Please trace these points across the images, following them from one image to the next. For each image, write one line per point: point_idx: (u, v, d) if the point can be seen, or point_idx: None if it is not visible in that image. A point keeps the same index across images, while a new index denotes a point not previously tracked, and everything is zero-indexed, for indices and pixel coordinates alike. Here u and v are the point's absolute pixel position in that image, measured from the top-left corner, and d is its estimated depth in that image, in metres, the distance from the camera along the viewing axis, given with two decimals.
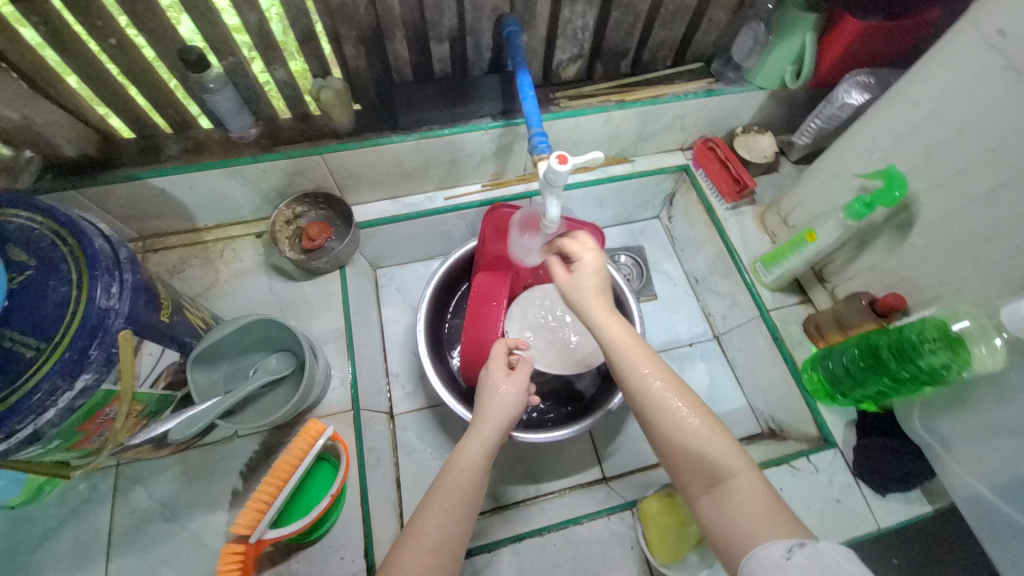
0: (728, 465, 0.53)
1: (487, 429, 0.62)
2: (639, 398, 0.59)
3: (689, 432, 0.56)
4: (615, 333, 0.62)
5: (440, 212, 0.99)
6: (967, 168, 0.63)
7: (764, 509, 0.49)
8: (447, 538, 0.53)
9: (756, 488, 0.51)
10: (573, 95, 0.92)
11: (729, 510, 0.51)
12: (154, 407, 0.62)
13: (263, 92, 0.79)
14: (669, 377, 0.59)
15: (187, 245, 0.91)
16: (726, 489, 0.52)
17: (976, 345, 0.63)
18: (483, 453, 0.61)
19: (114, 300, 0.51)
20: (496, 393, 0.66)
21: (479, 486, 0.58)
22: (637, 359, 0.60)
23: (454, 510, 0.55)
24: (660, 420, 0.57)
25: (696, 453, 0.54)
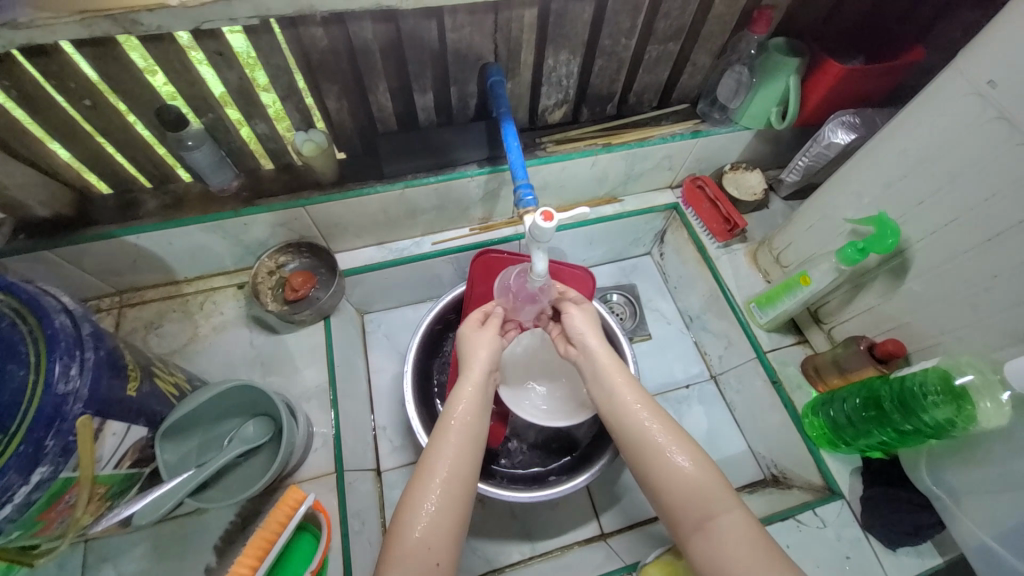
0: (718, 501, 0.52)
1: (466, 401, 0.62)
2: (631, 432, 0.59)
3: (678, 468, 0.55)
4: (609, 369, 0.65)
5: (427, 257, 0.97)
6: (961, 216, 0.62)
7: (754, 548, 0.49)
8: (458, 475, 0.56)
9: (746, 526, 0.51)
10: (560, 139, 0.91)
11: (718, 551, 0.50)
12: (120, 488, 0.58)
13: (245, 145, 0.78)
14: (658, 412, 0.60)
15: (166, 298, 0.89)
16: (715, 529, 0.51)
17: (981, 400, 0.59)
18: (480, 395, 0.63)
19: (74, 382, 0.48)
20: (478, 344, 0.68)
21: (479, 422, 0.61)
22: (631, 395, 0.62)
23: (461, 451, 0.57)
24: (648, 454, 0.57)
25: (686, 490, 0.54)
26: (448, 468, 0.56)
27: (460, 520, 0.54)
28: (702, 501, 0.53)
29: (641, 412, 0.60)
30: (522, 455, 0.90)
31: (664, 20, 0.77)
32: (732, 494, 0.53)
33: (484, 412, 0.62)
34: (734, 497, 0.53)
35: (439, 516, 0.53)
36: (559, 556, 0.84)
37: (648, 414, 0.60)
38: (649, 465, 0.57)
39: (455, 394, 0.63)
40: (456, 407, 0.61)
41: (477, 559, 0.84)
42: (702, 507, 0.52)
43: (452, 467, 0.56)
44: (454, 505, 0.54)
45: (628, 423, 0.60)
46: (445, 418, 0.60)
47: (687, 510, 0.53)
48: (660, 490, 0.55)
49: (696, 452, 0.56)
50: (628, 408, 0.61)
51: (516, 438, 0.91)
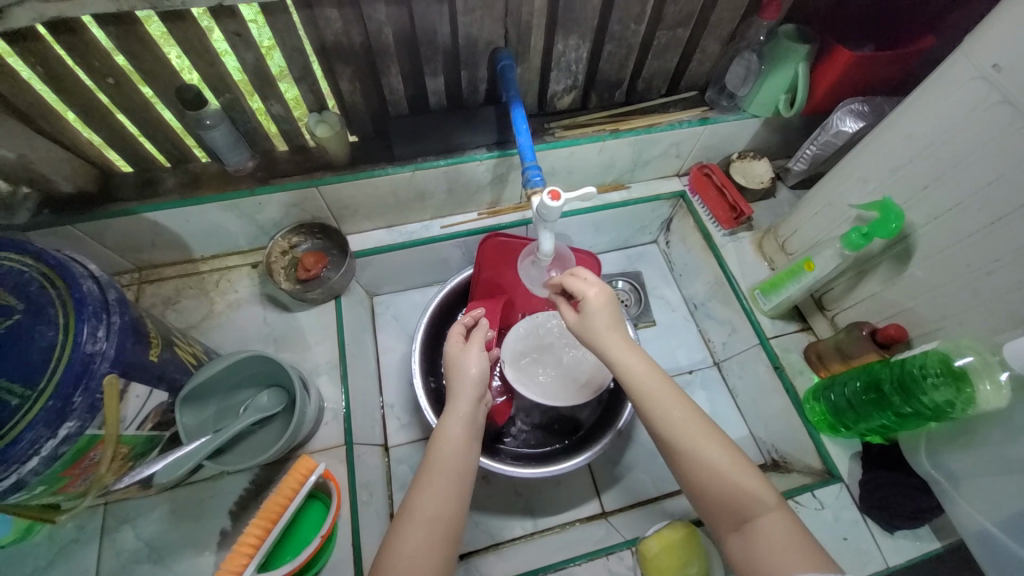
0: (757, 500, 0.54)
1: (452, 434, 0.63)
2: (663, 431, 0.58)
3: (716, 469, 0.55)
4: (633, 366, 0.61)
5: (436, 240, 0.99)
6: (965, 201, 0.62)
7: (794, 545, 0.50)
8: (440, 510, 0.57)
9: (786, 526, 0.52)
10: (568, 125, 0.92)
11: (758, 548, 0.51)
12: (140, 450, 0.61)
13: (260, 126, 0.80)
14: (689, 408, 0.59)
15: (183, 276, 0.91)
16: (755, 526, 0.53)
17: (981, 382, 0.60)
18: (467, 425, 0.65)
19: (101, 343, 0.51)
20: (462, 365, 0.70)
21: (465, 453, 0.62)
22: (662, 392, 0.59)
23: (446, 487, 0.58)
24: (684, 451, 0.57)
25: (723, 488, 0.54)
26: (433, 505, 0.57)
27: (444, 553, 0.55)
28: (740, 500, 0.54)
29: (675, 409, 0.58)
30: (527, 434, 0.92)
31: (673, 5, 0.77)
32: (773, 493, 0.54)
33: (470, 442, 0.64)
34: (776, 497, 0.54)
35: (421, 549, 0.54)
36: (561, 532, 0.86)
37: (681, 410, 0.58)
38: (685, 463, 0.57)
39: (442, 426, 0.64)
40: (446, 438, 0.62)
41: (481, 534, 0.86)
42: (742, 506, 0.54)
43: (437, 504, 0.57)
44: (435, 544, 0.55)
45: (661, 424, 0.58)
46: (435, 450, 0.62)
47: (725, 508, 0.54)
48: (697, 487, 0.56)
49: (730, 448, 0.57)
50: (661, 405, 0.58)
51: (521, 418, 0.93)
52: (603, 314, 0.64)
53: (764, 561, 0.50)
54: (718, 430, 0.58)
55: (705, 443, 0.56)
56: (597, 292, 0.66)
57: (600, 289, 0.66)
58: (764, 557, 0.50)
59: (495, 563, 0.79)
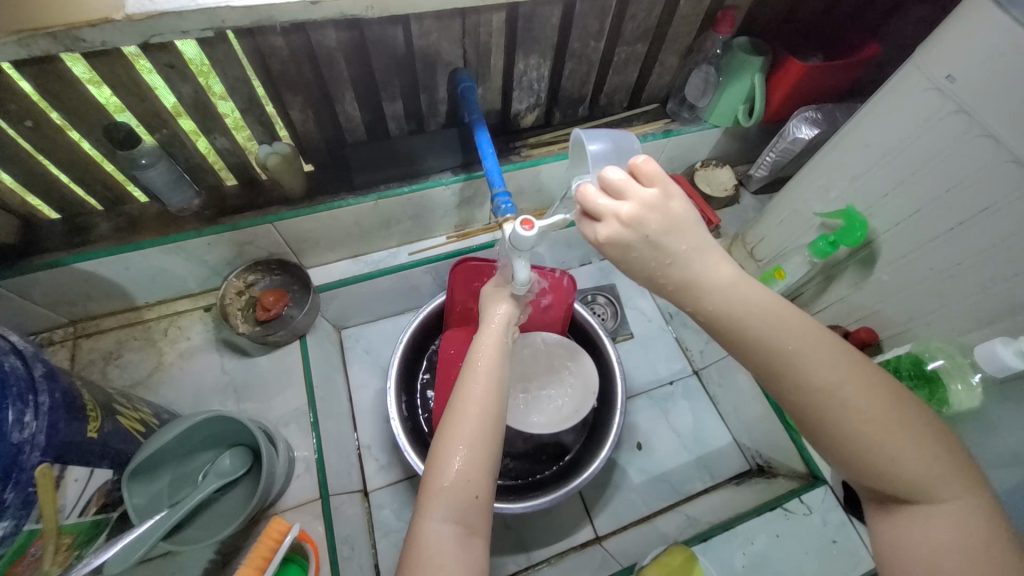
0: (937, 490, 0.44)
1: (484, 355, 0.59)
2: (834, 414, 0.45)
3: (893, 455, 0.44)
4: (789, 332, 0.46)
5: (404, 268, 0.95)
6: (925, 207, 0.64)
7: (974, 538, 0.42)
8: (489, 412, 0.54)
9: (969, 516, 0.43)
10: (534, 143, 0.90)
11: (922, 534, 0.44)
12: (86, 535, 0.54)
13: (205, 161, 0.74)
14: (871, 386, 0.45)
15: (126, 326, 0.83)
16: (915, 510, 0.45)
17: (953, 383, 0.62)
18: (501, 346, 0.62)
19: (30, 429, 0.44)
20: (491, 303, 0.68)
21: (504, 364, 0.60)
22: (832, 367, 0.45)
23: (490, 389, 0.56)
24: (852, 437, 0.44)
25: (892, 477, 0.44)
26: (478, 406, 0.54)
27: (490, 457, 0.53)
28: (916, 484, 0.44)
29: (853, 389, 0.45)
30: (515, 466, 0.89)
31: (631, 22, 0.77)
32: (953, 479, 0.44)
33: (505, 357, 0.61)
34: (961, 484, 0.44)
35: (468, 464, 0.51)
36: (556, 563, 0.83)
37: (851, 384, 0.45)
38: (853, 446, 0.44)
39: (478, 339, 0.62)
40: (481, 350, 0.60)
41: None
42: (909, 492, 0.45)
43: (482, 402, 0.54)
44: (485, 446, 0.53)
45: (831, 409, 0.44)
46: (470, 361, 0.59)
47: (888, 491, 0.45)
48: (860, 470, 0.45)
49: (915, 427, 0.45)
50: (839, 384, 0.45)
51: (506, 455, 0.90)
52: (636, 249, 0.47)
53: (928, 554, 0.43)
54: (902, 404, 0.45)
55: (889, 430, 0.44)
56: (626, 219, 0.47)
57: (636, 200, 0.46)
58: (933, 548, 0.43)
59: None
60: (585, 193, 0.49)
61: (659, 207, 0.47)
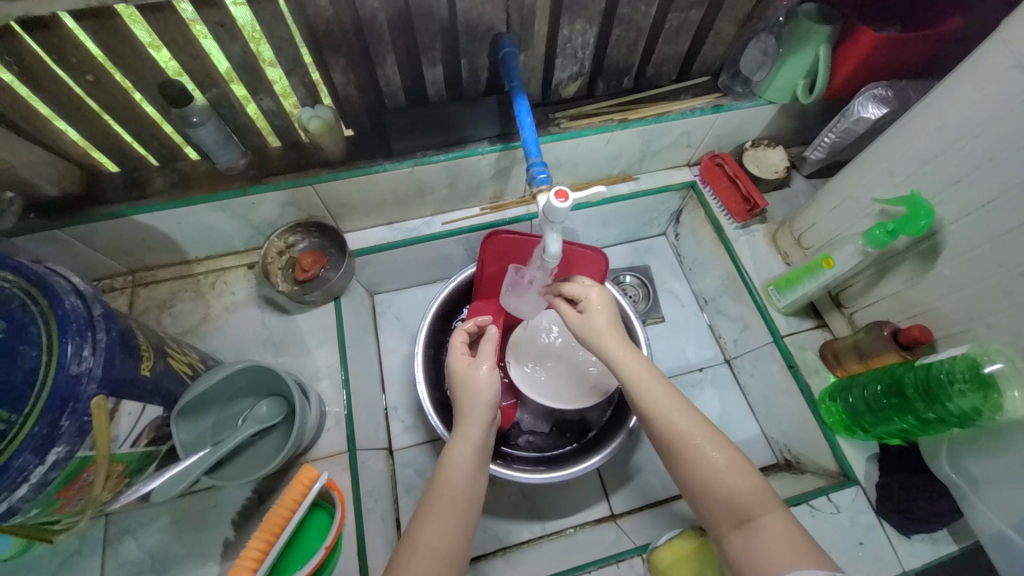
0: (755, 502, 0.53)
1: (455, 466, 0.60)
2: (660, 434, 0.58)
3: (712, 470, 0.55)
4: (633, 368, 0.61)
5: (437, 237, 0.95)
6: (1001, 197, 0.58)
7: (794, 545, 0.49)
8: (445, 542, 0.56)
9: (785, 523, 0.51)
10: (574, 115, 0.88)
11: (757, 547, 0.50)
12: (137, 465, 0.59)
13: (252, 122, 0.76)
14: (688, 409, 0.59)
15: (178, 278, 0.89)
16: (751, 528, 0.51)
17: (1010, 389, 0.57)
18: (473, 456, 0.62)
19: (87, 362, 0.48)
20: (468, 388, 0.65)
21: (473, 479, 0.60)
22: (656, 394, 0.59)
23: (453, 517, 0.58)
24: (685, 454, 0.56)
25: (724, 489, 0.54)
26: (439, 535, 0.56)
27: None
28: (738, 498, 0.53)
29: (680, 414, 0.58)
30: (534, 440, 0.90)
31: None
32: (763, 496, 0.53)
33: (476, 471, 0.61)
34: (774, 498, 0.53)
35: None
36: (571, 535, 0.84)
37: (677, 407, 0.59)
38: (688, 463, 0.56)
39: (449, 451, 0.62)
40: (453, 466, 0.60)
41: (487, 538, 0.85)
42: (740, 504, 0.53)
43: (443, 536, 0.56)
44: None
45: (660, 424, 0.58)
46: (439, 482, 0.60)
47: (727, 505, 0.53)
48: (698, 492, 0.55)
49: (730, 452, 0.56)
50: (660, 409, 0.58)
51: (525, 429, 0.91)
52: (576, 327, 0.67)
53: (766, 558, 0.49)
54: (712, 428, 0.58)
55: (707, 437, 0.57)
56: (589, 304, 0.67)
57: (600, 290, 0.68)
58: (768, 554, 0.49)
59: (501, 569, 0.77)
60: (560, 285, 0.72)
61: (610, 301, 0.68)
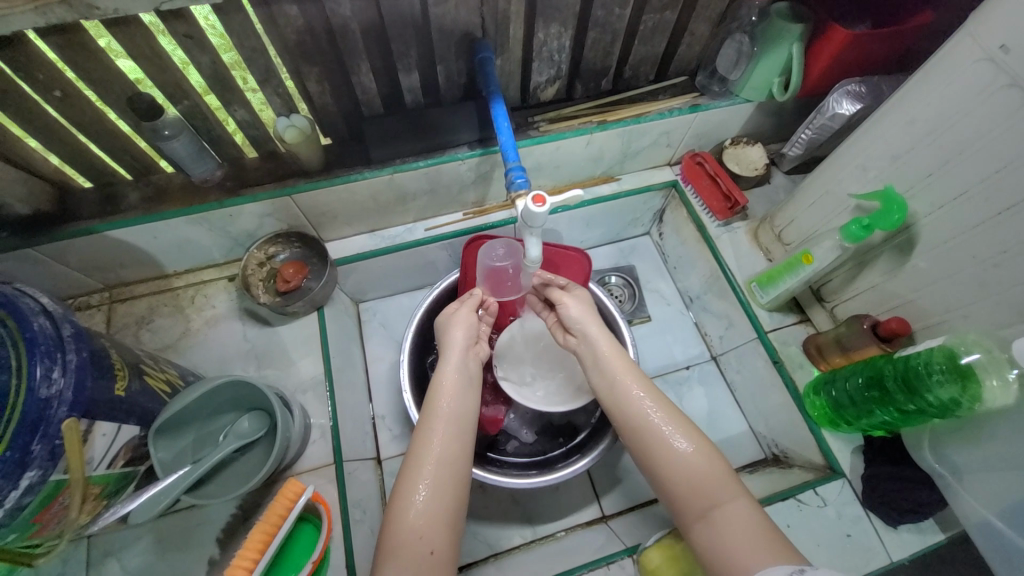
0: (722, 492, 0.53)
1: (446, 387, 0.62)
2: (636, 425, 0.59)
3: (683, 463, 0.55)
4: (611, 364, 0.64)
5: (420, 244, 0.95)
6: (971, 190, 0.59)
7: (758, 536, 0.49)
8: (445, 460, 0.57)
9: (753, 511, 0.51)
10: (553, 118, 0.88)
11: (723, 538, 0.50)
12: (114, 487, 0.58)
13: (227, 134, 0.75)
14: (665, 404, 0.60)
15: (157, 292, 0.87)
16: (717, 517, 0.51)
17: (988, 377, 0.58)
18: (460, 376, 0.64)
19: (57, 385, 0.47)
20: (455, 325, 0.69)
21: (465, 397, 0.62)
22: (633, 386, 0.61)
23: (449, 436, 0.58)
24: (654, 443, 0.57)
25: (691, 477, 0.54)
26: (436, 453, 0.57)
27: (450, 512, 0.55)
28: (706, 489, 0.53)
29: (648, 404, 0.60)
30: (523, 445, 0.90)
31: None
32: (735, 487, 0.53)
33: (468, 389, 0.64)
34: (738, 487, 0.53)
35: (429, 507, 0.54)
36: (562, 538, 0.84)
37: (647, 396, 0.60)
38: (656, 453, 0.57)
39: (439, 371, 0.64)
40: (443, 386, 0.62)
41: (478, 545, 0.84)
42: (706, 492, 0.53)
43: (439, 453, 0.57)
44: (441, 496, 0.55)
45: (630, 411, 0.60)
46: (433, 403, 0.61)
47: (693, 494, 0.53)
48: (666, 483, 0.55)
49: (700, 438, 0.57)
50: (632, 399, 0.60)
51: (514, 435, 0.91)
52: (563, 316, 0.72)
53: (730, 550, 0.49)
54: (686, 417, 0.59)
55: (676, 424, 0.58)
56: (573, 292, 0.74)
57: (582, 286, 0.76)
58: (734, 543, 0.49)
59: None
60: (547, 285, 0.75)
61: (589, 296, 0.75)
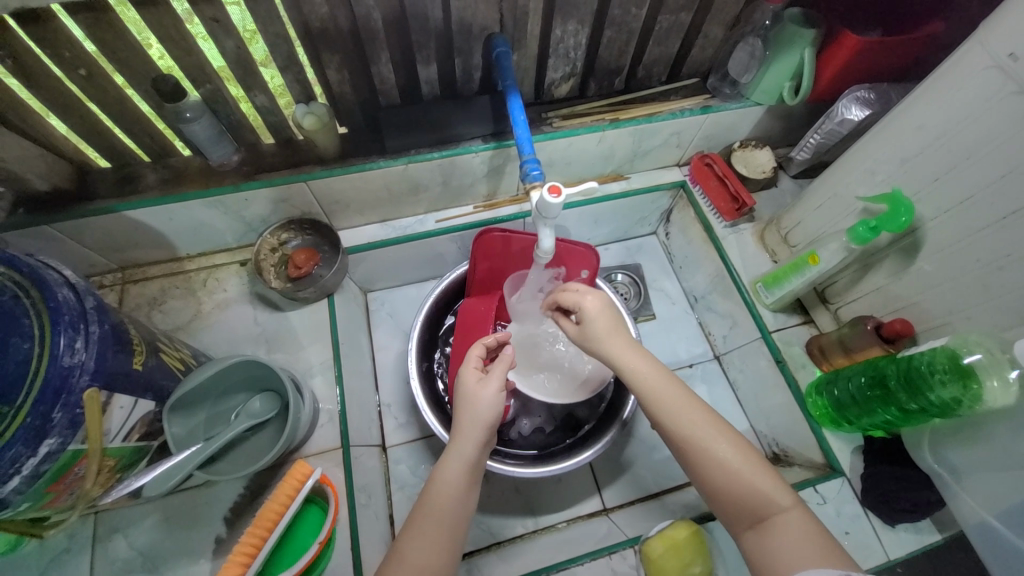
0: (773, 502, 0.52)
1: (450, 476, 0.59)
2: (673, 436, 0.57)
3: (726, 471, 0.54)
4: (640, 371, 0.60)
5: (430, 235, 0.96)
6: (977, 194, 0.61)
7: (813, 547, 0.49)
8: (423, 562, 0.55)
9: (801, 524, 0.51)
10: (566, 114, 0.89)
11: (774, 548, 0.50)
12: (128, 460, 0.59)
13: (245, 119, 0.76)
14: (702, 409, 0.58)
15: (168, 275, 0.88)
16: (771, 526, 0.52)
17: (988, 379, 0.59)
18: (467, 471, 0.60)
19: (80, 355, 0.48)
20: (474, 402, 0.63)
21: (462, 500, 0.59)
22: (672, 392, 0.59)
23: (438, 535, 0.56)
24: (698, 453, 0.56)
25: (740, 485, 0.54)
26: (419, 554, 0.55)
27: None
28: (753, 498, 0.53)
29: (687, 409, 0.58)
30: (527, 437, 0.91)
31: None
32: (789, 493, 0.53)
33: (469, 487, 0.60)
34: (789, 495, 0.53)
35: None
36: (563, 529, 0.85)
37: (682, 404, 0.58)
38: (700, 463, 0.56)
39: (442, 462, 0.61)
40: (442, 482, 0.59)
41: (480, 533, 0.85)
42: (757, 505, 0.53)
43: (427, 552, 0.55)
44: None
45: (670, 422, 0.57)
46: (430, 495, 0.59)
47: (744, 506, 0.53)
48: (711, 491, 0.55)
49: (741, 444, 0.56)
50: (673, 409, 0.57)
51: (522, 422, 0.91)
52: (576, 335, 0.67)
53: (778, 560, 0.49)
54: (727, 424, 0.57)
55: (716, 428, 0.56)
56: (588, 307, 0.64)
57: (597, 294, 0.65)
58: (784, 553, 0.49)
59: (496, 562, 0.78)
60: (555, 293, 0.68)
61: (608, 301, 0.65)
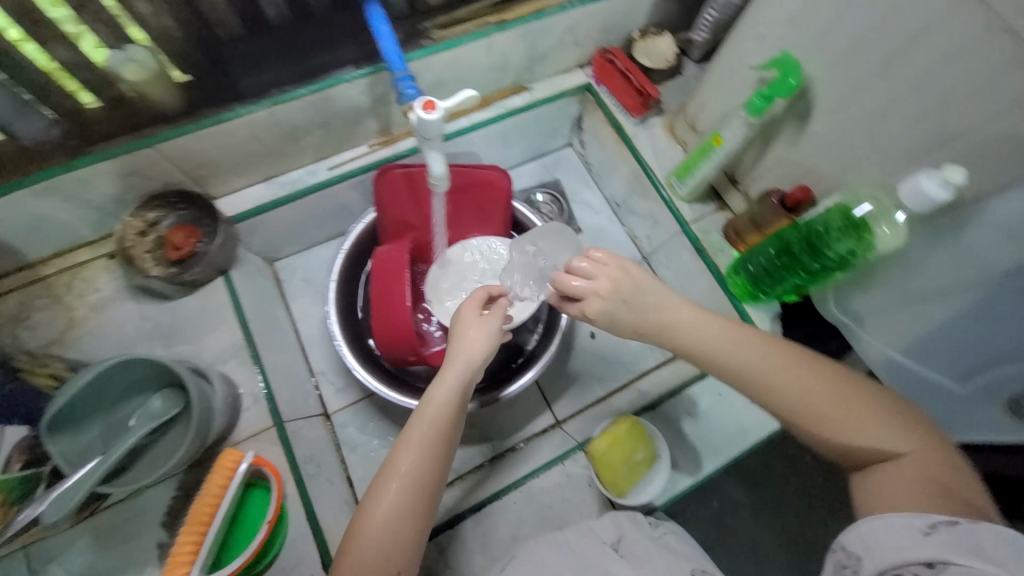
0: (884, 447, 0.48)
1: (439, 396, 0.56)
2: (741, 382, 0.54)
3: (810, 413, 0.50)
4: (691, 324, 0.56)
5: (325, 185, 0.86)
6: (859, 42, 0.60)
7: (922, 488, 0.46)
8: (411, 488, 0.52)
9: (919, 465, 0.47)
10: (445, 22, 0.79)
11: (885, 492, 0.47)
12: (20, 491, 0.54)
13: (48, 79, 0.62)
14: (781, 357, 0.53)
15: (26, 284, 0.75)
16: (886, 468, 0.48)
17: (879, 226, 0.64)
18: (458, 394, 0.57)
19: None
20: (467, 329, 0.60)
21: (451, 428, 0.55)
22: (723, 336, 0.55)
23: (425, 461, 0.53)
24: (774, 395, 0.52)
25: (836, 429, 0.50)
26: (401, 482, 0.52)
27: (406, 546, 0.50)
28: (846, 438, 0.50)
29: (763, 354, 0.53)
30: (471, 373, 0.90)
31: None
32: (909, 436, 0.48)
33: (460, 412, 0.57)
34: (912, 438, 0.48)
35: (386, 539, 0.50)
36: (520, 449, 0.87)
37: (747, 347, 0.54)
38: (782, 406, 0.52)
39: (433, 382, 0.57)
40: (431, 400, 0.56)
41: None
42: (856, 447, 0.49)
43: (409, 479, 0.52)
44: (400, 533, 0.50)
45: (735, 367, 0.54)
46: (416, 421, 0.55)
47: (843, 446, 0.50)
48: (806, 437, 0.52)
49: (835, 382, 0.51)
50: (736, 354, 0.54)
51: None
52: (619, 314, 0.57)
53: (880, 500, 0.47)
54: (817, 364, 0.53)
55: (806, 374, 0.52)
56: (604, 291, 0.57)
57: (622, 269, 0.57)
58: (890, 494, 0.46)
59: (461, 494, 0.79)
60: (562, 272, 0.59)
61: (636, 269, 0.58)
